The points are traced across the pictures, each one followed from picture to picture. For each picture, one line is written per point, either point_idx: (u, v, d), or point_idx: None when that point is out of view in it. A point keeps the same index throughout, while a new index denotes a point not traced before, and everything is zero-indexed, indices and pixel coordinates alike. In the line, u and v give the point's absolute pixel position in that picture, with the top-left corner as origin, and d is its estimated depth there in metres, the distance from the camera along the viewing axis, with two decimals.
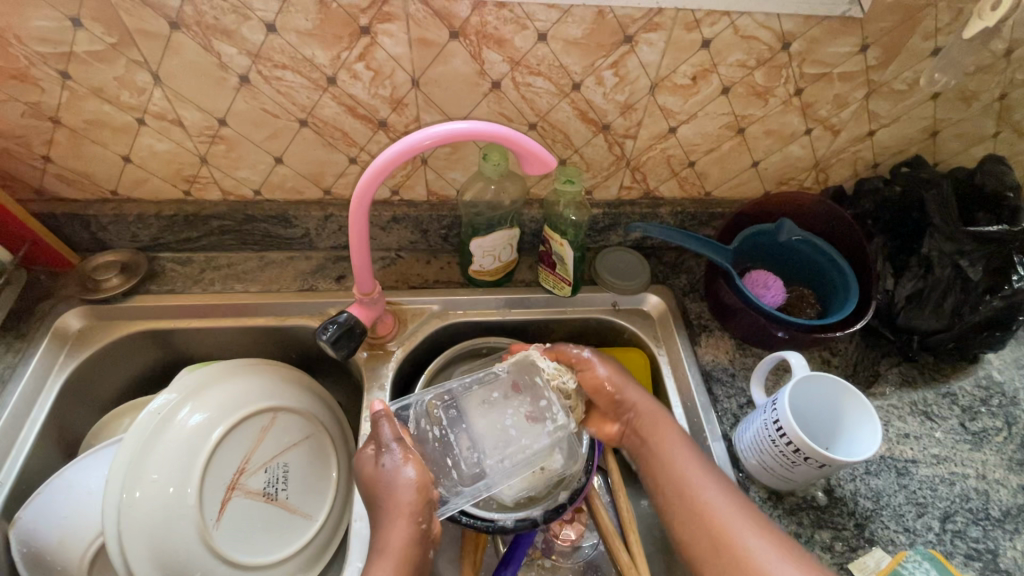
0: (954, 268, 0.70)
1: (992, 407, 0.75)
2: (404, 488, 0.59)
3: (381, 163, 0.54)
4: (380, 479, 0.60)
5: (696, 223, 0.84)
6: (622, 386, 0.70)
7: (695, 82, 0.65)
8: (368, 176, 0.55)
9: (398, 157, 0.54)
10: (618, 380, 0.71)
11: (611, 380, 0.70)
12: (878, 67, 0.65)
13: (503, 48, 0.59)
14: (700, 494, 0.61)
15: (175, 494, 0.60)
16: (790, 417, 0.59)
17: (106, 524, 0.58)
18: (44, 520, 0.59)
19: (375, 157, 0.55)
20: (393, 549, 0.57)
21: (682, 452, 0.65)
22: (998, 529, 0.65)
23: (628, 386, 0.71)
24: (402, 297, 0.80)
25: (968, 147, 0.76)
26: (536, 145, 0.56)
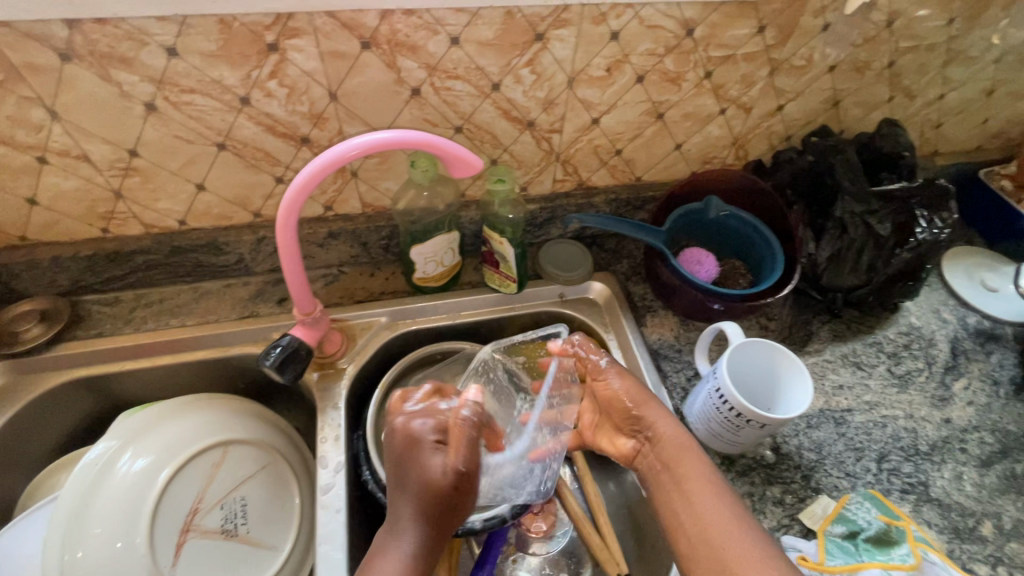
0: (866, 226, 0.75)
1: (913, 351, 0.81)
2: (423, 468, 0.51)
3: (303, 178, 0.53)
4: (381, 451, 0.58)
5: (629, 209, 0.87)
6: (644, 406, 0.65)
7: (609, 73, 0.67)
8: (292, 192, 0.54)
9: (319, 172, 0.53)
10: (645, 397, 0.66)
11: (624, 394, 0.65)
12: (777, 46, 0.69)
13: (418, 54, 0.59)
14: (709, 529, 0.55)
15: (122, 547, 0.58)
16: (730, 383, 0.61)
17: None
18: None
19: (297, 173, 0.53)
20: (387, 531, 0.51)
21: (702, 479, 0.59)
22: (927, 461, 0.70)
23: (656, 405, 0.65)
24: (348, 313, 0.79)
25: (866, 114, 0.82)
26: (459, 149, 0.57)
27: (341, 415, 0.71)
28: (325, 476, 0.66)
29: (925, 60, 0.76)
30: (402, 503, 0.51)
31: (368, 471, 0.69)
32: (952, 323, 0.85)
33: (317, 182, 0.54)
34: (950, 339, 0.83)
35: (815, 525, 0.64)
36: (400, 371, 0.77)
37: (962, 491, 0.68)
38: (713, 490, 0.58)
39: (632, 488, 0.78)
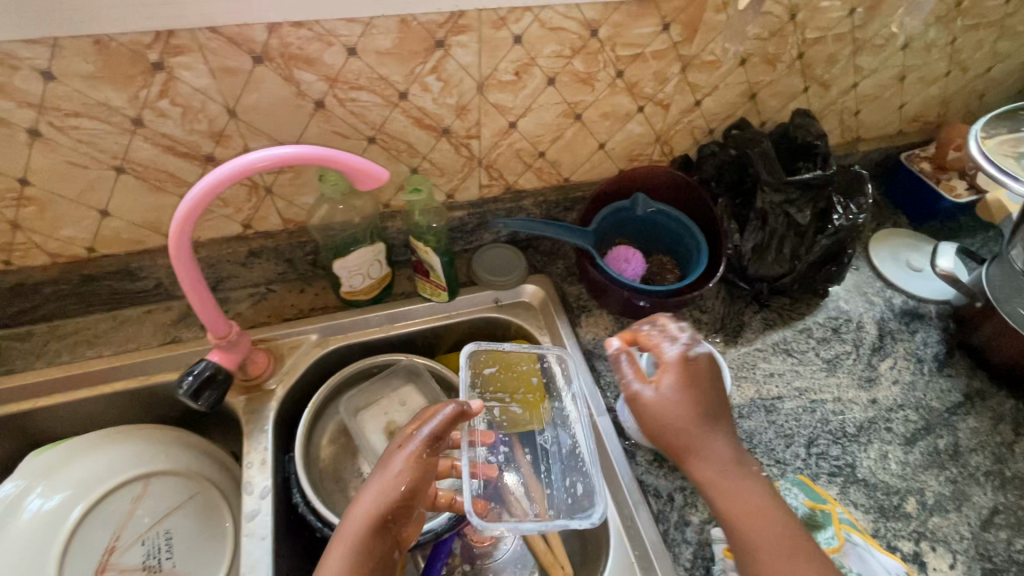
0: (785, 215, 0.77)
1: (842, 334, 0.83)
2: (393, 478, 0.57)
3: (200, 191, 0.51)
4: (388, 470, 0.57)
5: (560, 210, 0.87)
6: (688, 421, 0.55)
7: (518, 76, 0.66)
8: (179, 221, 0.52)
9: (208, 192, 0.52)
10: (688, 410, 0.56)
11: (674, 405, 0.56)
12: (684, 42, 0.69)
13: (314, 67, 0.58)
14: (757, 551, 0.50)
15: None
16: None
17: None
18: None
19: (194, 185, 0.52)
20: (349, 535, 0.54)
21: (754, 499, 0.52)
22: (854, 443, 0.72)
23: (700, 416, 0.56)
24: (276, 332, 0.77)
25: (784, 104, 0.84)
26: (361, 161, 0.55)
27: (268, 438, 0.70)
28: (250, 502, 0.64)
29: (834, 50, 0.78)
30: (369, 505, 0.56)
31: (298, 495, 0.68)
32: (879, 305, 0.87)
33: (201, 210, 0.53)
34: (878, 320, 0.85)
35: None
36: (336, 383, 0.77)
37: (887, 470, 0.70)
38: (768, 511, 0.52)
39: None
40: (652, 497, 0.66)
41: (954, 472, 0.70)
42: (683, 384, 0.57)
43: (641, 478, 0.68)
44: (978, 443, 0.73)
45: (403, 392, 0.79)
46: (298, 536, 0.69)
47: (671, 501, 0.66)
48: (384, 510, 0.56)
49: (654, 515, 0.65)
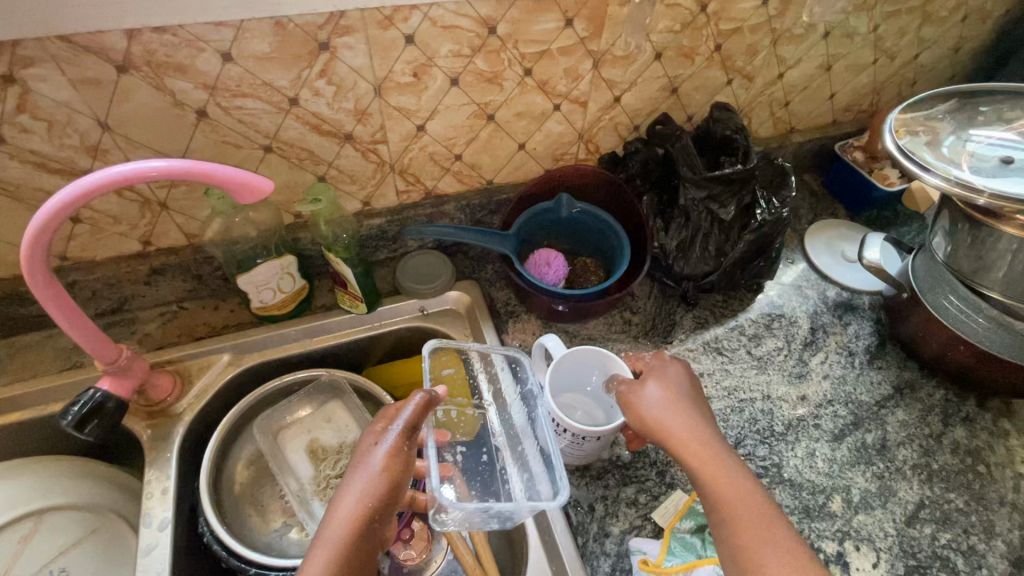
0: (708, 212, 0.75)
1: (774, 330, 0.82)
2: (377, 474, 0.53)
3: (60, 199, 0.48)
4: (366, 466, 0.54)
5: (486, 213, 0.84)
6: (676, 415, 0.56)
7: (417, 78, 0.64)
8: (28, 242, 0.49)
9: (61, 210, 0.48)
10: (684, 402, 0.58)
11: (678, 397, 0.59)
12: (592, 38, 0.67)
13: (188, 74, 0.55)
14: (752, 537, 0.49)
15: None
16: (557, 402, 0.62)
17: None
18: None
19: (56, 192, 0.48)
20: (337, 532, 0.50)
21: (746, 495, 0.51)
22: (781, 442, 0.70)
23: (688, 410, 0.57)
24: (185, 352, 0.74)
25: (707, 98, 0.82)
26: (238, 172, 0.52)
27: (171, 467, 0.66)
28: (148, 536, 0.61)
29: (752, 41, 0.76)
30: (352, 506, 0.52)
31: (205, 525, 0.65)
32: (813, 299, 0.86)
33: (54, 230, 0.49)
34: (810, 314, 0.84)
35: (665, 523, 0.63)
36: (253, 401, 0.74)
37: (813, 468, 0.69)
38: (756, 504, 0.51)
39: None
40: (571, 509, 0.64)
41: (880, 467, 0.69)
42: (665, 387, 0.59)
43: None
44: (906, 435, 0.72)
45: (326, 408, 0.77)
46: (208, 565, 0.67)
47: (592, 511, 0.64)
48: (369, 510, 0.52)
49: (573, 527, 0.63)
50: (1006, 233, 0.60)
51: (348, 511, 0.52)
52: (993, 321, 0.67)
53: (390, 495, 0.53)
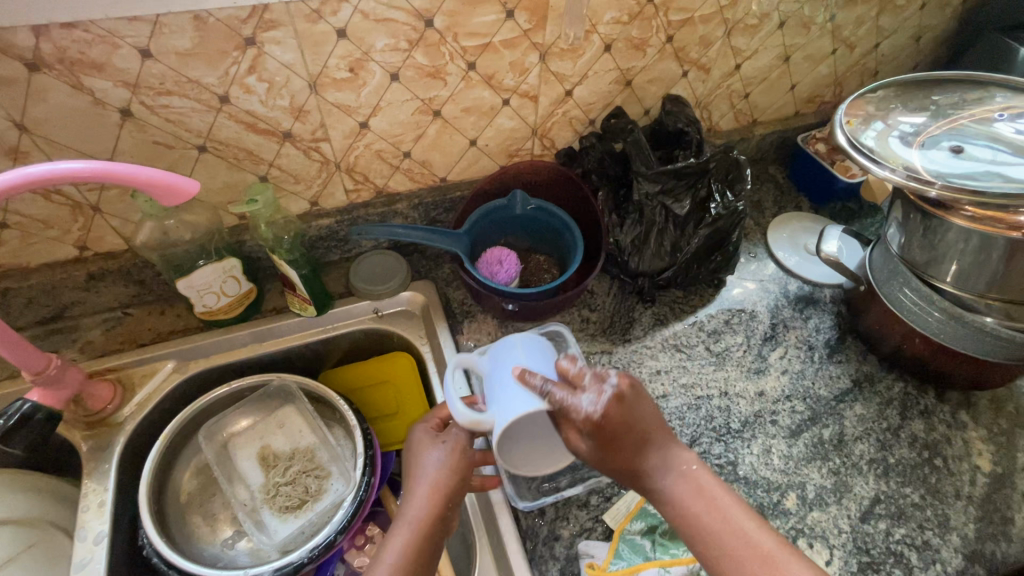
0: (662, 207, 0.74)
1: (733, 326, 0.81)
2: (434, 470, 0.57)
3: None
4: (431, 461, 0.58)
5: (441, 211, 0.83)
6: (631, 449, 0.54)
7: (354, 73, 0.62)
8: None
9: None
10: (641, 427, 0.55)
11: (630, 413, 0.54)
12: (535, 30, 0.66)
13: (106, 72, 0.53)
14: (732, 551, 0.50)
15: None
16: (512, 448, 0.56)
17: None
18: None
19: None
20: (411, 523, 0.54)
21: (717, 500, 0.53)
22: (737, 439, 0.69)
23: (647, 438, 0.55)
24: (128, 360, 0.72)
25: (663, 90, 0.80)
26: (159, 174, 0.51)
27: (111, 478, 0.64)
28: (82, 551, 0.59)
29: (704, 32, 0.75)
30: (423, 499, 0.56)
31: (146, 538, 0.63)
32: (774, 293, 0.85)
33: None
34: (771, 308, 0.83)
35: (616, 524, 0.62)
36: (198, 408, 0.72)
37: (769, 465, 0.68)
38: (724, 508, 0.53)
39: None
40: (522, 512, 0.63)
41: (837, 463, 0.68)
42: (607, 427, 0.53)
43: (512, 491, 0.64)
44: (864, 430, 0.71)
45: (279, 414, 0.75)
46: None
47: (542, 514, 0.63)
48: (440, 500, 0.56)
49: (522, 530, 0.62)
50: (956, 225, 0.59)
51: (420, 503, 0.55)
52: (947, 314, 0.65)
53: (459, 484, 0.57)
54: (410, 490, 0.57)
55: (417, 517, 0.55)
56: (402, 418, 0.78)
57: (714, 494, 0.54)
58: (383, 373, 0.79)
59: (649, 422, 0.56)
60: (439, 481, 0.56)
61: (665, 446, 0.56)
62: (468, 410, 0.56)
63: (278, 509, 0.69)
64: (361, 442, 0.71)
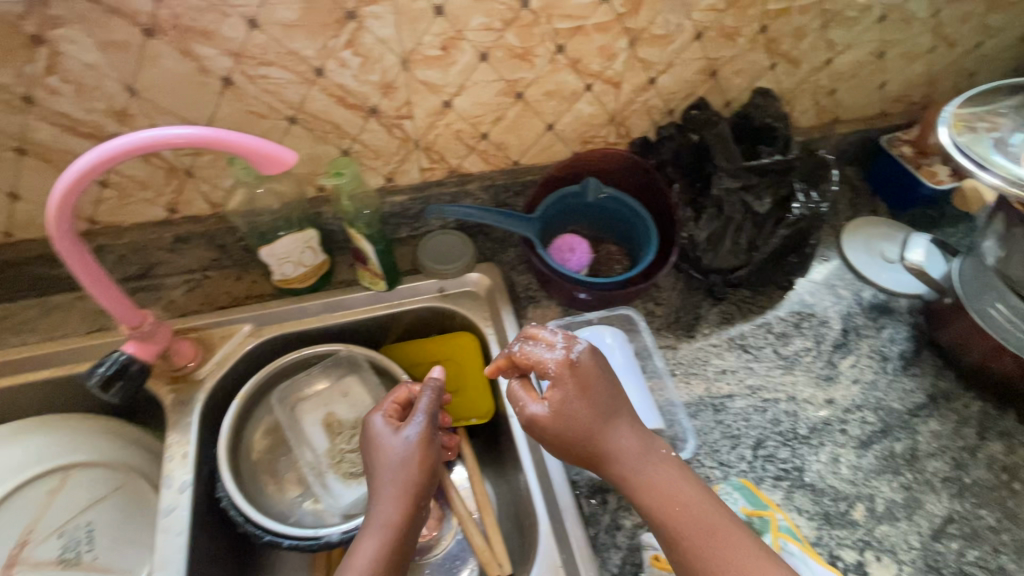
0: (742, 204, 0.72)
1: (803, 330, 0.78)
2: (401, 466, 0.58)
3: (121, 147, 0.48)
4: (393, 456, 0.59)
5: (510, 195, 0.82)
6: (597, 424, 0.56)
7: (446, 51, 0.62)
8: (53, 207, 0.48)
9: (90, 172, 0.48)
10: (610, 405, 0.58)
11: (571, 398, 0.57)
12: (629, 14, 0.64)
13: (214, 40, 0.54)
14: (695, 539, 0.52)
15: None
16: None
17: None
18: None
19: (114, 140, 0.48)
20: (385, 522, 0.56)
21: (685, 490, 0.55)
22: (805, 446, 0.68)
23: (609, 422, 0.57)
24: (208, 320, 0.75)
25: (748, 82, 0.78)
26: (280, 150, 0.53)
27: (192, 431, 0.67)
28: (168, 497, 0.62)
29: (800, 23, 0.72)
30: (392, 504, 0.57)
31: (223, 489, 0.66)
32: (846, 299, 0.82)
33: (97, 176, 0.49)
34: (842, 315, 0.80)
35: None
36: (270, 372, 0.75)
37: (837, 475, 0.66)
38: (679, 491, 0.54)
39: (515, 482, 0.76)
40: (584, 499, 0.63)
41: (908, 478, 0.66)
42: (571, 388, 0.57)
43: (575, 478, 0.65)
44: (938, 447, 0.69)
45: (344, 383, 0.77)
46: (223, 528, 0.68)
47: (605, 503, 0.63)
48: (410, 500, 0.57)
49: (585, 518, 0.62)
50: None
51: (388, 507, 0.56)
52: None
53: (427, 479, 0.59)
54: (376, 491, 0.58)
55: (388, 517, 0.56)
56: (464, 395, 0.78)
57: (681, 484, 0.55)
58: (445, 351, 0.80)
59: (619, 406, 0.58)
60: (413, 477, 0.58)
61: (632, 430, 0.58)
62: None
63: (344, 473, 0.71)
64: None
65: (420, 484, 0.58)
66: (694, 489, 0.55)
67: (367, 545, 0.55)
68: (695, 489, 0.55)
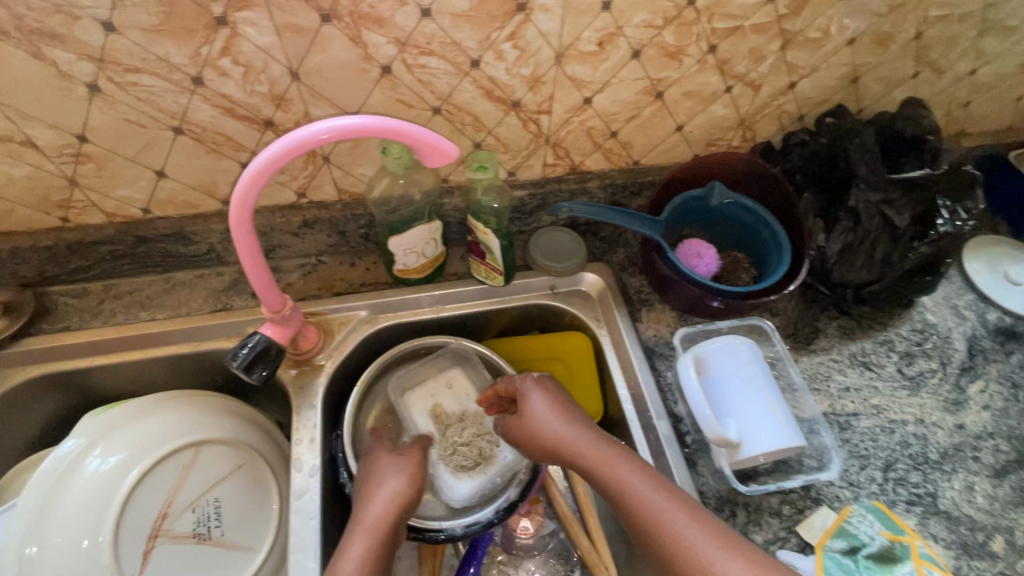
0: (881, 217, 0.69)
1: (927, 350, 0.76)
2: (392, 481, 0.60)
3: (318, 132, 0.48)
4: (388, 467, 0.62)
5: (626, 195, 0.81)
6: (559, 423, 0.60)
7: (602, 47, 0.60)
8: (235, 204, 0.49)
9: (266, 168, 0.48)
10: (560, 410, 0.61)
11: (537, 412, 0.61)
12: (791, 16, 0.62)
13: (385, 28, 0.54)
14: (655, 519, 0.51)
15: (86, 545, 0.56)
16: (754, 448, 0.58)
17: None
18: None
19: (313, 124, 0.48)
20: (368, 524, 0.56)
21: (634, 475, 0.55)
22: (937, 471, 0.66)
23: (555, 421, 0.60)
24: (327, 306, 0.75)
25: (888, 90, 0.74)
26: (452, 147, 0.53)
27: (317, 415, 0.69)
28: (300, 481, 0.64)
29: (956, 31, 0.69)
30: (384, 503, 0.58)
31: (346, 473, 0.67)
32: (971, 321, 0.79)
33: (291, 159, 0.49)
34: (968, 337, 0.77)
35: (814, 539, 0.61)
36: (377, 367, 0.73)
37: (973, 503, 0.64)
38: (632, 483, 0.54)
39: None
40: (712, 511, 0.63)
41: None
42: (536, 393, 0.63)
43: (702, 488, 0.64)
44: None
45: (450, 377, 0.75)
46: (342, 510, 0.69)
47: (734, 517, 0.62)
48: (397, 503, 0.58)
49: None
50: None
51: (377, 508, 0.57)
52: None
53: (407, 499, 0.59)
54: (363, 499, 0.59)
55: (375, 514, 0.57)
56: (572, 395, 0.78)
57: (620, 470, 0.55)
58: (553, 349, 0.79)
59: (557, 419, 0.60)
60: (392, 491, 0.59)
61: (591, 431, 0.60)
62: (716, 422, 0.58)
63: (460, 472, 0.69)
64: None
65: (398, 498, 0.59)
66: (635, 477, 0.54)
67: (355, 539, 0.55)
68: (635, 476, 0.54)
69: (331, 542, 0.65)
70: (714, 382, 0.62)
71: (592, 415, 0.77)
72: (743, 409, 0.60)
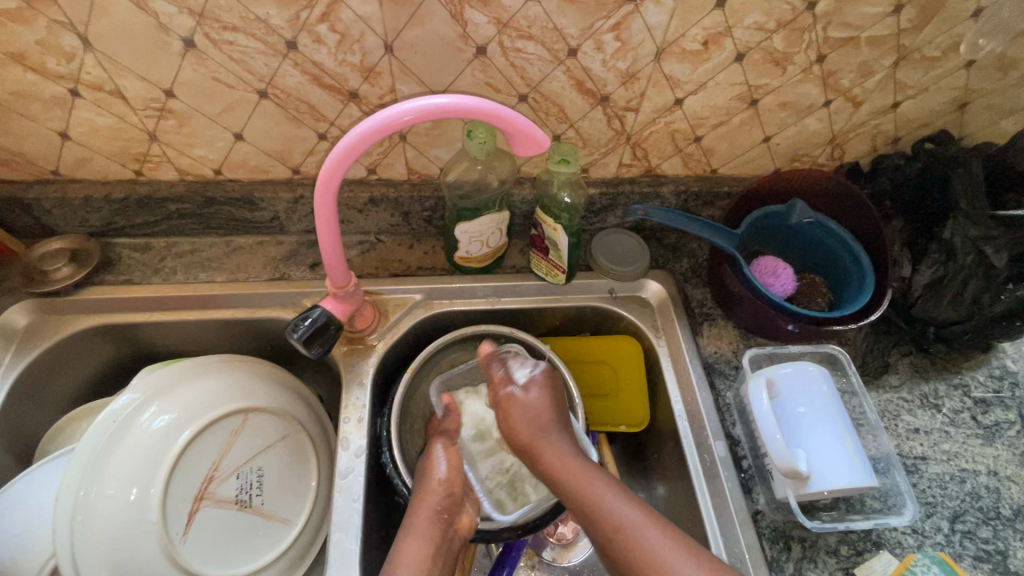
0: (977, 254, 0.64)
1: (1005, 399, 0.71)
2: (437, 480, 0.59)
3: (417, 109, 0.47)
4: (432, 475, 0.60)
5: (699, 203, 0.76)
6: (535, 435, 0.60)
7: (706, 47, 0.58)
8: (322, 179, 0.50)
9: (353, 149, 0.48)
10: (538, 424, 0.60)
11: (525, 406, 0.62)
12: (911, 31, 0.59)
13: (489, 7, 0.52)
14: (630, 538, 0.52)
15: (138, 494, 0.56)
16: (823, 483, 0.57)
17: (61, 525, 0.54)
18: (11, 519, 0.57)
19: (408, 101, 0.47)
20: (419, 527, 0.56)
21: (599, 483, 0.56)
22: (1009, 529, 0.62)
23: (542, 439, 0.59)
24: (383, 286, 0.74)
25: (998, 120, 0.69)
26: (534, 126, 0.49)
27: (366, 395, 0.68)
28: (346, 460, 0.64)
29: None
30: (429, 503, 0.58)
31: (388, 454, 0.65)
32: None
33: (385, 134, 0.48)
34: None
35: None
36: (425, 358, 0.70)
37: None
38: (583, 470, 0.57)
39: (660, 502, 0.73)
40: (766, 542, 0.61)
41: None
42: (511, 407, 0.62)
43: (756, 514, 0.62)
44: None
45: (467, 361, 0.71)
46: (380, 492, 0.68)
47: (788, 550, 0.60)
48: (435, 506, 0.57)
49: (767, 562, 0.60)
50: None
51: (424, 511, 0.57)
52: None
53: (453, 490, 0.59)
54: (415, 501, 0.58)
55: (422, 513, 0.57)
56: (616, 401, 0.76)
57: (598, 489, 0.55)
58: (604, 352, 0.77)
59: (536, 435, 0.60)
60: (436, 491, 0.58)
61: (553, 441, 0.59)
62: (788, 452, 0.57)
63: (496, 484, 0.66)
64: (582, 425, 0.67)
65: (442, 496, 0.58)
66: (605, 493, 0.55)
67: (410, 545, 0.55)
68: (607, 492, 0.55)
69: (370, 525, 0.64)
70: (786, 414, 0.61)
71: (636, 422, 0.75)
72: (815, 441, 0.59)
